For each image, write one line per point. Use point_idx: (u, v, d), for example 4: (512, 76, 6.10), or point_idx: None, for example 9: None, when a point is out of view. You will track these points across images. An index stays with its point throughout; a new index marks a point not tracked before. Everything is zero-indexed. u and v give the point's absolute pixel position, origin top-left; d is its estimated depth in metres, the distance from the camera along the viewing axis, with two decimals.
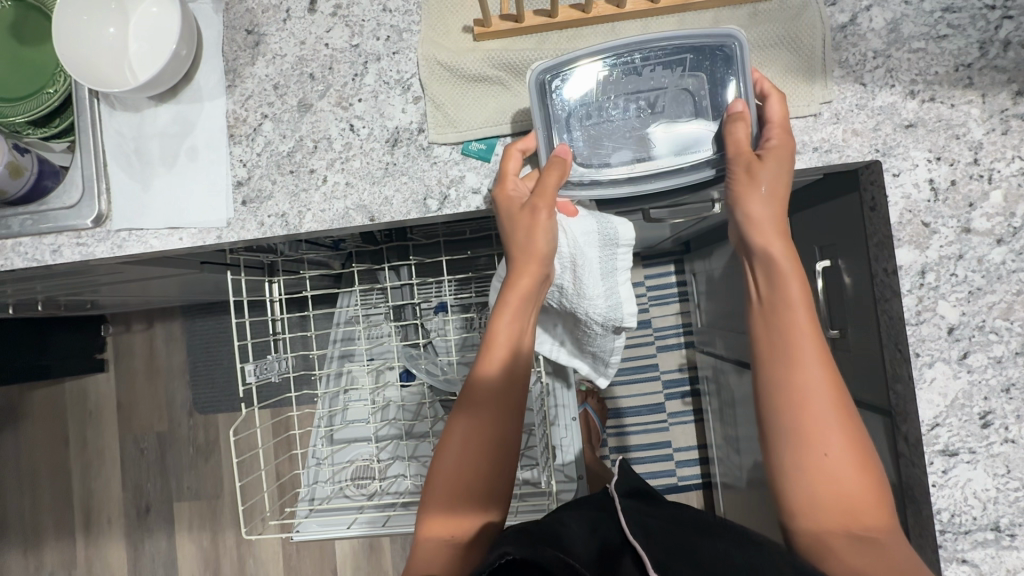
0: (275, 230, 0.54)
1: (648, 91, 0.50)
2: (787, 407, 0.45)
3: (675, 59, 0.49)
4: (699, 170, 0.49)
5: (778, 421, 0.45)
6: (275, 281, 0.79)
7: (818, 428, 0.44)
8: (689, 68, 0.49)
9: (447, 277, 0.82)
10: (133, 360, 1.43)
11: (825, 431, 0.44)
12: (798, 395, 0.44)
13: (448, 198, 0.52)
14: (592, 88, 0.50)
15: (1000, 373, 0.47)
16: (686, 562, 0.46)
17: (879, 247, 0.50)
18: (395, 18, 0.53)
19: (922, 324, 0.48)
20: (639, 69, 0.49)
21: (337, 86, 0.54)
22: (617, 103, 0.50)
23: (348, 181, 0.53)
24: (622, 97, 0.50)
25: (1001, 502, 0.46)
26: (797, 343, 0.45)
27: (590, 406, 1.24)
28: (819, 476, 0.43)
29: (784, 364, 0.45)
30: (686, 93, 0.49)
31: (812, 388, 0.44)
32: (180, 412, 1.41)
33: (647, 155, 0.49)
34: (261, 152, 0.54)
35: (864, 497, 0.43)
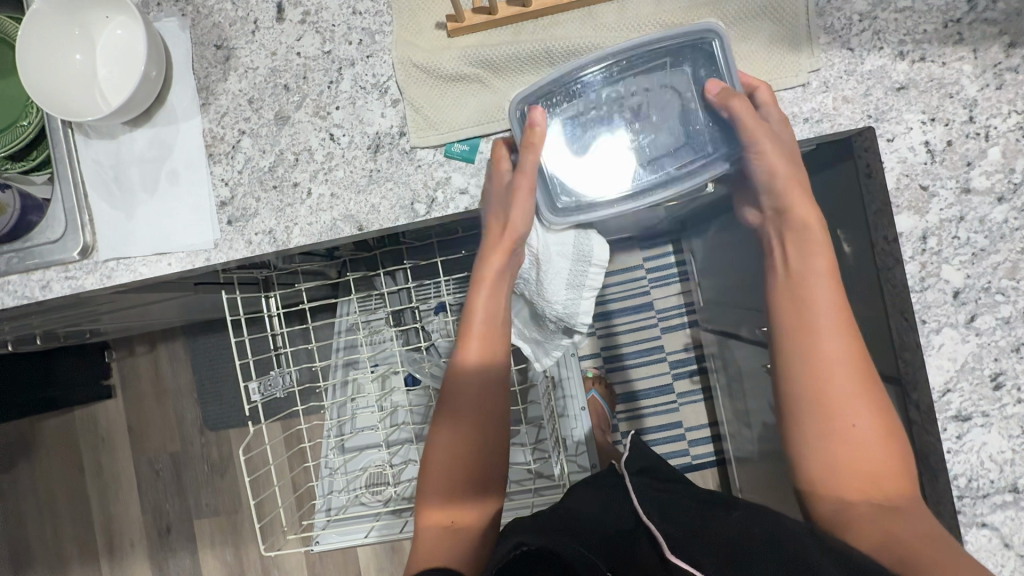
0: (263, 248, 0.53)
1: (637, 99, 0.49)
2: (809, 387, 0.45)
3: (654, 64, 0.48)
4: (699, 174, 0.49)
5: (799, 398, 0.45)
6: (271, 297, 0.78)
7: (840, 406, 0.44)
8: (670, 71, 0.48)
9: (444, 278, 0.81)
10: (140, 382, 1.44)
11: (848, 408, 0.44)
12: (818, 372, 0.45)
13: (436, 201, 0.51)
14: (577, 103, 0.49)
15: (1010, 334, 0.46)
16: (704, 537, 0.45)
17: (878, 214, 0.49)
18: (366, 21, 0.52)
19: (927, 290, 0.47)
20: (622, 79, 0.49)
21: (313, 96, 0.53)
22: (605, 112, 0.49)
23: (333, 192, 0.52)
24: (609, 107, 0.49)
25: (1017, 463, 0.46)
26: (823, 322, 0.45)
27: (598, 392, 1.24)
28: (843, 449, 0.43)
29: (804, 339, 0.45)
30: (672, 98, 0.49)
31: (833, 365, 0.44)
32: (191, 429, 1.42)
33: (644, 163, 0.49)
34: (242, 170, 0.53)
35: (888, 467, 0.43)
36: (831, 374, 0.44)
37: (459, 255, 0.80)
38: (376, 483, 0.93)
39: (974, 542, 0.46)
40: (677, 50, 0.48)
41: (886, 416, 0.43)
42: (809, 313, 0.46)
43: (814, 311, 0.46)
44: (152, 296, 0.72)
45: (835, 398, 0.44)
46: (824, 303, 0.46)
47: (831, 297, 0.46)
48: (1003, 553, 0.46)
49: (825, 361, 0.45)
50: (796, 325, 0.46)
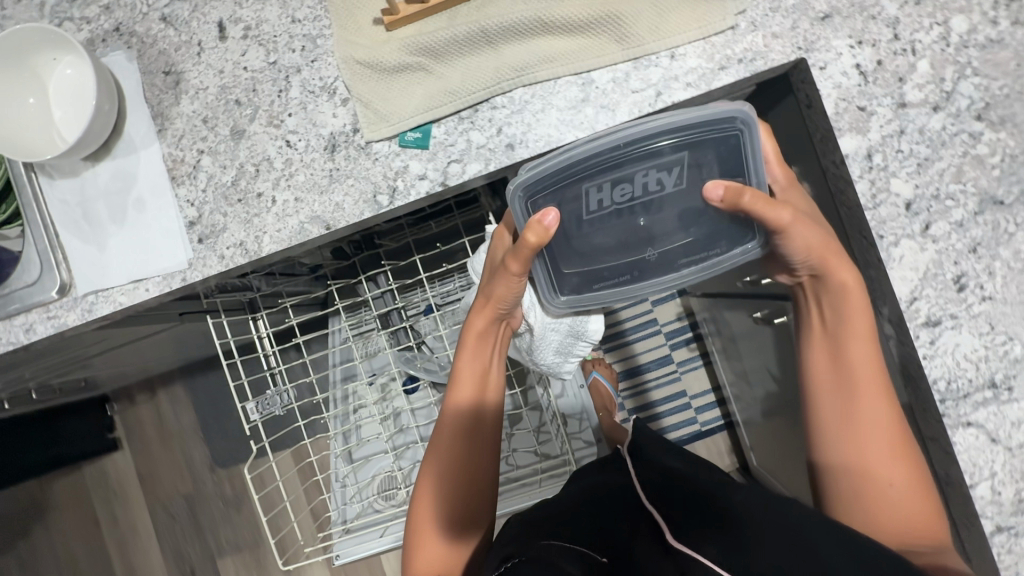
0: (236, 261, 0.54)
1: (643, 196, 0.48)
2: (848, 442, 0.48)
3: (675, 158, 0.46)
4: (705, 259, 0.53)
5: (839, 454, 0.48)
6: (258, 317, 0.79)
7: (876, 460, 0.46)
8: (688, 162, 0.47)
9: (424, 275, 0.83)
10: (144, 429, 1.46)
11: (886, 462, 0.46)
12: (856, 428, 0.47)
13: (397, 190, 0.52)
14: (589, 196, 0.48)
15: (965, 236, 0.47)
16: (701, 513, 0.46)
17: (824, 141, 0.50)
18: (306, 27, 0.53)
19: (880, 206, 0.48)
20: (630, 177, 0.47)
21: (265, 107, 0.54)
22: (615, 205, 0.49)
23: (297, 196, 0.53)
24: (622, 201, 0.48)
25: (992, 360, 0.47)
26: (863, 384, 0.48)
27: (600, 374, 1.22)
28: (884, 502, 0.45)
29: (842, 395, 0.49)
30: (687, 186, 0.48)
31: (871, 421, 0.47)
32: (201, 469, 1.44)
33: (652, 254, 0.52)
34: (206, 187, 0.54)
35: (926, 517, 0.44)
36: (860, 419, 0.48)
37: (436, 250, 0.81)
38: (387, 488, 0.93)
39: (963, 442, 0.47)
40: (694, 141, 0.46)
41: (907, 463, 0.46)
42: (832, 364, 0.50)
43: (844, 363, 0.49)
44: (141, 329, 0.73)
45: (855, 439, 0.47)
46: (849, 355, 0.49)
47: (861, 356, 0.49)
48: (991, 449, 0.47)
49: (856, 418, 0.48)
50: (833, 379, 0.50)
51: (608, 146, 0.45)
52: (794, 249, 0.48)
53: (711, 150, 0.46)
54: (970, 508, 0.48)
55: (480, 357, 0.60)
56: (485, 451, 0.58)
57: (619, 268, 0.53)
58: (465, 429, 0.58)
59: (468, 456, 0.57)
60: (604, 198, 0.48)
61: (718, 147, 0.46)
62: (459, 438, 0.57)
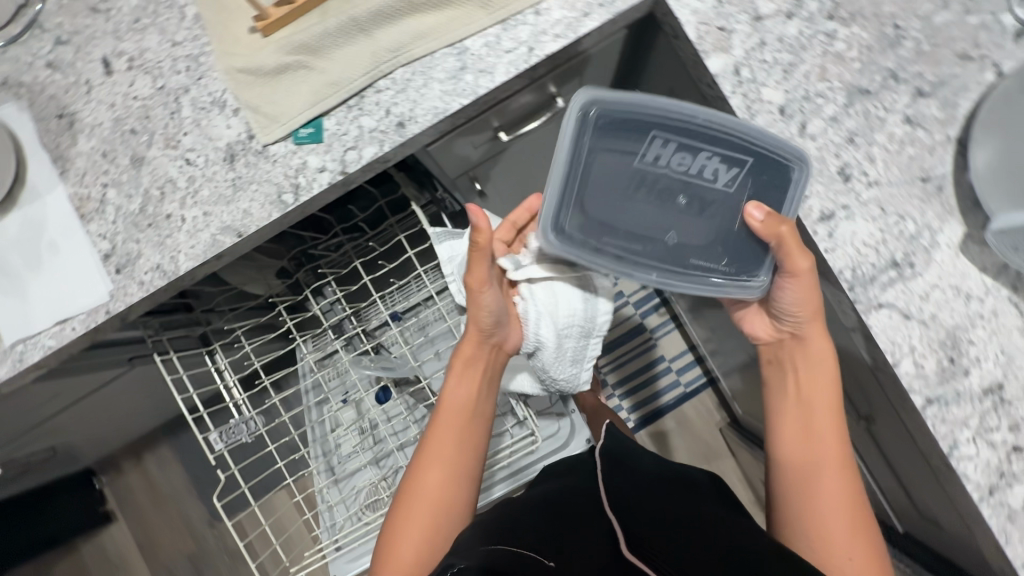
0: (157, 283, 0.55)
1: (682, 173, 0.50)
2: (805, 502, 0.52)
3: (737, 160, 0.50)
4: (708, 269, 0.54)
5: (797, 512, 0.52)
6: (209, 347, 0.79)
7: (833, 530, 0.50)
8: (746, 173, 0.50)
9: (367, 278, 0.84)
10: (136, 496, 1.43)
11: (847, 528, 0.50)
12: (816, 494, 0.52)
13: (300, 186, 0.54)
14: (644, 153, 0.49)
15: (840, 128, 0.49)
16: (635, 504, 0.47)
17: (697, 67, 0.52)
18: (187, 48, 0.55)
19: (757, 115, 0.50)
20: (694, 150, 0.49)
21: (160, 130, 0.55)
22: (654, 179, 0.50)
23: (205, 210, 0.54)
24: (667, 171, 0.50)
25: (889, 240, 0.49)
26: (830, 449, 0.52)
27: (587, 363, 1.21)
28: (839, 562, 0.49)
29: (806, 445, 0.53)
30: (731, 193, 0.51)
31: (830, 487, 0.51)
32: (200, 525, 1.42)
33: (666, 240, 0.52)
34: (116, 219, 0.55)
35: None
36: (821, 463, 0.52)
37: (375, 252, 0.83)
38: (374, 501, 0.92)
39: (879, 324, 0.48)
40: (765, 158, 0.49)
41: (865, 531, 0.50)
42: (814, 416, 0.54)
43: (814, 404, 0.54)
44: (89, 376, 0.74)
45: (818, 484, 0.52)
46: (819, 400, 0.54)
47: (828, 411, 0.54)
48: (907, 325, 0.48)
49: (823, 488, 0.51)
50: (802, 435, 0.54)
51: (722, 120, 0.47)
52: (790, 298, 0.53)
53: (760, 175, 0.50)
54: (900, 388, 0.49)
55: (465, 389, 0.65)
56: (463, 486, 0.62)
57: (619, 248, 0.51)
58: (451, 458, 0.62)
59: (448, 488, 0.61)
60: (658, 157, 0.49)
61: (767, 180, 0.50)
62: (442, 455, 0.62)
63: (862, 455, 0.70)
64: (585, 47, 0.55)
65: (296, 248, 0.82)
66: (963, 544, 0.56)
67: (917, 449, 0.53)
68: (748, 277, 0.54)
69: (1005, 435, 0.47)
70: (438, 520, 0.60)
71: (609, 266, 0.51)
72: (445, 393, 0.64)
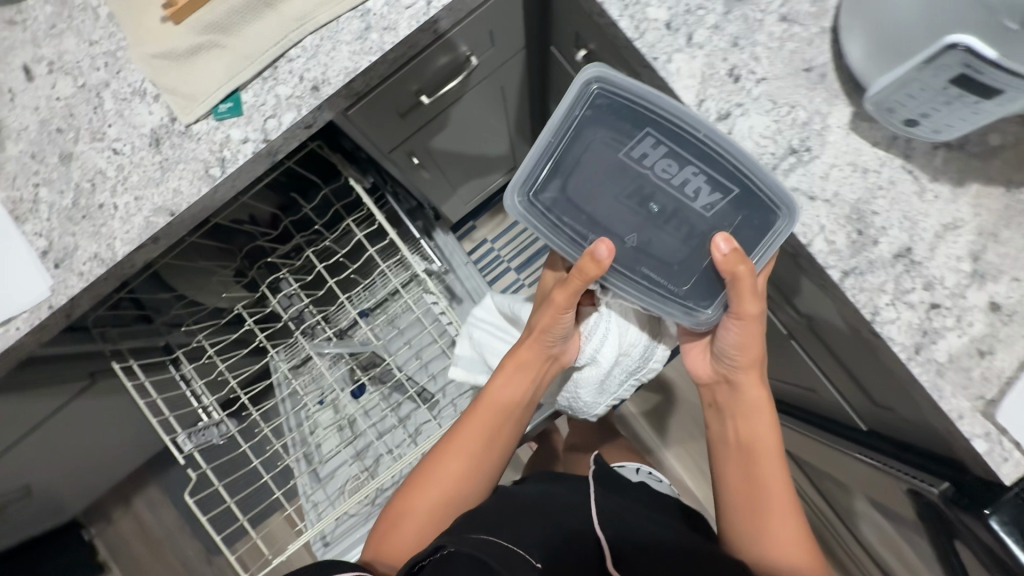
0: (96, 272, 0.56)
1: (665, 180, 0.56)
2: (755, 514, 0.58)
3: (725, 184, 0.54)
4: (650, 279, 0.58)
5: (741, 524, 0.59)
6: (168, 348, 0.78)
7: (781, 530, 0.56)
8: (727, 202, 0.55)
9: (321, 265, 0.85)
10: (129, 543, 1.41)
11: (785, 532, 0.56)
12: (762, 509, 0.57)
13: (226, 159, 0.55)
14: (631, 150, 0.55)
15: (723, 35, 0.52)
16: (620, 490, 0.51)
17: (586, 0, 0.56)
18: (104, 46, 0.57)
19: (645, 33, 0.53)
20: (682, 162, 0.55)
21: (85, 126, 0.57)
22: (631, 177, 0.56)
23: (136, 195, 0.56)
24: (646, 171, 0.56)
25: (785, 130, 0.51)
26: (767, 463, 0.58)
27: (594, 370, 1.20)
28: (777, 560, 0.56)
29: (753, 463, 0.59)
30: (703, 211, 0.56)
31: (779, 497, 0.57)
32: (198, 562, 1.39)
33: (624, 237, 0.57)
34: (50, 216, 0.56)
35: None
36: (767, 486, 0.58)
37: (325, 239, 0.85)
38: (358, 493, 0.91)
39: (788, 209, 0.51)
40: (747, 194, 0.54)
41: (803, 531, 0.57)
42: (761, 437, 0.59)
43: (754, 431, 0.59)
44: (49, 386, 0.74)
45: (763, 493, 0.58)
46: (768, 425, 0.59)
47: (772, 436, 0.59)
48: (813, 206, 0.51)
49: (770, 501, 0.57)
50: (746, 445, 0.60)
51: (709, 136, 0.52)
52: (729, 340, 0.58)
53: (734, 207, 0.55)
54: (818, 267, 0.51)
55: (514, 389, 0.66)
56: (487, 477, 0.65)
57: (577, 232, 0.58)
58: (483, 449, 0.65)
59: (473, 476, 0.64)
60: (646, 156, 0.55)
61: (745, 220, 0.55)
62: (477, 442, 0.65)
63: (818, 363, 0.71)
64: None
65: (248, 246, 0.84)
66: (912, 419, 0.58)
67: (850, 330, 0.55)
68: (693, 308, 0.58)
69: (921, 296, 0.49)
70: (458, 496, 0.64)
71: (554, 242, 0.58)
72: (491, 388, 0.66)
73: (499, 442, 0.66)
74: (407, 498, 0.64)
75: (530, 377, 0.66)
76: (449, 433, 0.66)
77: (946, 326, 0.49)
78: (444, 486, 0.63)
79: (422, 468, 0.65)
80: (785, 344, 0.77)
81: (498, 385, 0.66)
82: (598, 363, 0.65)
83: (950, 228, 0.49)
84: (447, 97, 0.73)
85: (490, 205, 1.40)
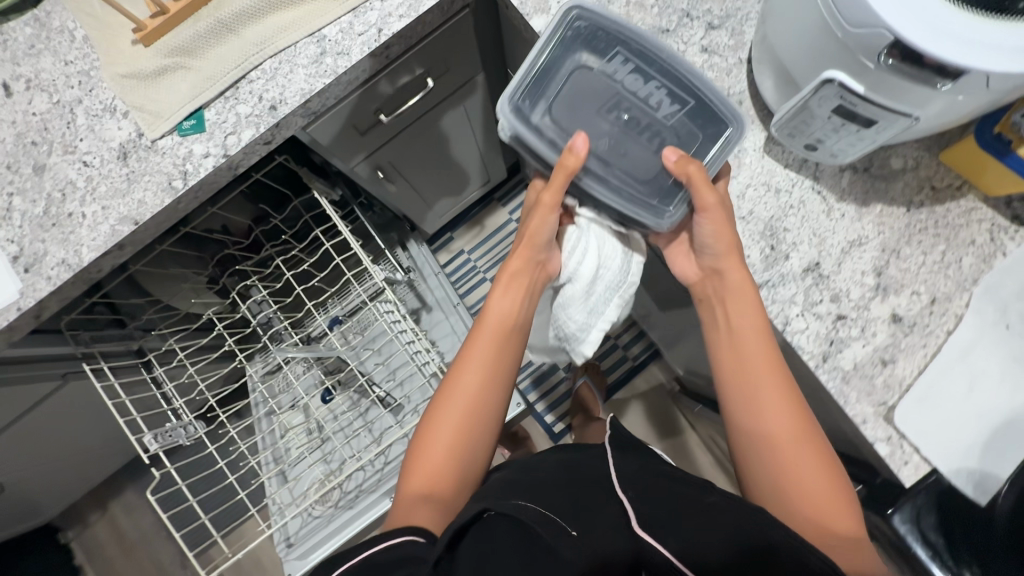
0: (63, 277, 0.59)
1: (634, 95, 0.54)
2: (767, 442, 0.47)
3: (686, 101, 0.54)
4: (629, 188, 0.54)
5: (757, 463, 0.48)
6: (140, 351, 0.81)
7: (791, 462, 0.46)
8: (689, 119, 0.54)
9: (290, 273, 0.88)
10: (105, 547, 1.42)
11: (801, 463, 0.46)
12: (768, 443, 0.47)
13: (188, 173, 0.59)
14: (605, 67, 0.53)
15: None
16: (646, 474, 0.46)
17: (527, 30, 0.60)
18: (78, 65, 0.62)
19: None
20: (651, 78, 0.53)
21: (58, 139, 0.61)
22: (603, 94, 0.54)
23: (103, 205, 0.60)
24: (616, 90, 0.54)
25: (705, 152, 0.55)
26: (763, 383, 0.48)
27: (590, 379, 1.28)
28: (788, 489, 0.46)
29: (755, 421, 0.48)
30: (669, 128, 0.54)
31: (775, 414, 0.47)
32: (172, 568, 1.40)
33: (598, 149, 0.54)
34: (22, 223, 0.60)
35: (841, 516, 0.44)
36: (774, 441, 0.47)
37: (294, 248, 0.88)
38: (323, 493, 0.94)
39: None
40: (706, 110, 0.54)
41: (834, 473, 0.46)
42: (763, 386, 0.48)
43: (756, 378, 0.49)
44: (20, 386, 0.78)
45: (785, 447, 0.46)
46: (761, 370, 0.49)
47: (768, 380, 0.48)
48: None
49: (768, 419, 0.48)
50: (735, 373, 0.50)
51: (672, 55, 0.53)
52: (706, 231, 0.51)
53: (691, 121, 0.54)
54: None
55: (513, 302, 0.57)
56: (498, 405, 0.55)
57: (558, 139, 0.54)
58: (490, 378, 0.55)
59: (484, 411, 0.54)
60: (617, 73, 0.53)
61: (707, 139, 0.54)
62: (478, 370, 0.55)
63: None
64: (433, 26, 0.63)
65: (219, 254, 0.87)
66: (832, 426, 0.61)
67: None
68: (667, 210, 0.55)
69: (829, 307, 0.53)
70: (471, 440, 0.54)
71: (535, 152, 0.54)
72: (489, 305, 0.56)
73: (505, 363, 0.56)
74: (415, 458, 0.54)
75: (530, 293, 0.57)
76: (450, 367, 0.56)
77: (851, 336, 0.52)
78: (454, 431, 0.54)
79: (429, 413, 0.55)
80: None
81: (498, 301, 0.56)
82: (579, 277, 0.57)
83: (856, 244, 0.53)
84: (406, 115, 0.78)
85: (467, 218, 1.44)
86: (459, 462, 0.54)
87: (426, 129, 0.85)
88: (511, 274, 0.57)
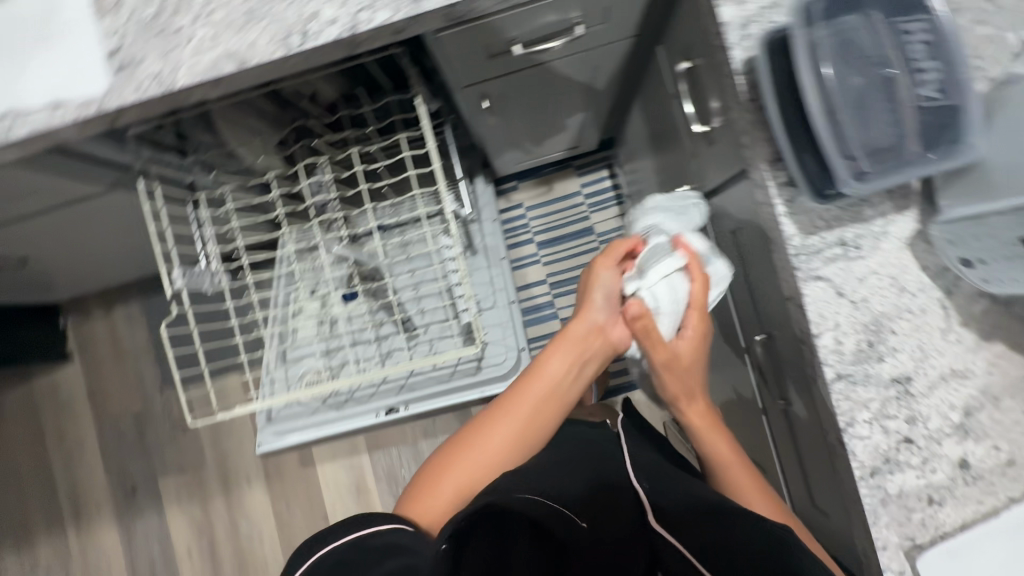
0: (151, 91, 0.56)
1: (900, 59, 0.44)
2: (725, 471, 0.69)
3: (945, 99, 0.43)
4: (837, 133, 0.44)
5: (739, 491, 0.67)
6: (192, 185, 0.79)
7: (749, 489, 0.66)
8: (935, 119, 0.44)
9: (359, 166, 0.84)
10: (98, 345, 1.50)
11: (757, 500, 0.66)
12: (728, 482, 0.68)
13: (308, 32, 0.55)
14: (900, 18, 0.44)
15: None
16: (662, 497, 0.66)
17: (709, 15, 0.54)
18: None
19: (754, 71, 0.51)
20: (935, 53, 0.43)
21: None
22: (873, 42, 0.45)
23: (213, 33, 0.56)
24: (892, 46, 0.44)
25: (844, 219, 0.50)
26: (733, 466, 0.68)
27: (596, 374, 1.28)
28: (749, 492, 0.66)
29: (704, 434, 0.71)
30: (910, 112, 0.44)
31: (726, 454, 0.69)
32: (152, 387, 1.48)
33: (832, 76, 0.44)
34: (127, 20, 0.57)
35: (788, 519, 0.64)
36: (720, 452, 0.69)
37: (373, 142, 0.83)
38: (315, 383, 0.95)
39: (812, 295, 0.50)
40: (958, 119, 0.43)
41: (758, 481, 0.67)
42: (716, 445, 0.70)
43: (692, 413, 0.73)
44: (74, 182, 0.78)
45: (757, 503, 0.65)
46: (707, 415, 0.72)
47: (721, 446, 0.70)
48: (838, 303, 0.50)
49: (732, 469, 0.68)
50: (702, 440, 0.71)
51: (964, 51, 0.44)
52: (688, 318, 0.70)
53: (937, 120, 0.43)
54: (815, 359, 0.51)
55: (558, 365, 0.72)
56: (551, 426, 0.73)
57: (812, 42, 0.44)
58: (576, 369, 0.73)
59: (545, 418, 0.72)
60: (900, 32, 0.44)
61: (931, 147, 0.44)
62: (541, 394, 0.72)
63: (778, 444, 0.73)
64: None
65: (298, 122, 0.83)
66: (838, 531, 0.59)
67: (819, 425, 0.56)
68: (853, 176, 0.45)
69: (899, 426, 0.49)
70: (504, 458, 0.69)
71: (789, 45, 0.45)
72: (546, 366, 0.72)
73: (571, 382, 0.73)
74: (437, 487, 0.67)
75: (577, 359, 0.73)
76: (496, 402, 0.72)
77: (910, 462, 0.49)
78: (495, 450, 0.69)
79: (465, 436, 0.71)
80: (753, 414, 0.79)
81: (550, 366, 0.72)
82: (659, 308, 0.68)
83: (957, 375, 0.49)
84: (538, 55, 0.72)
85: (538, 174, 1.39)
86: (494, 462, 0.69)
87: (549, 75, 0.79)
88: (574, 338, 0.73)
